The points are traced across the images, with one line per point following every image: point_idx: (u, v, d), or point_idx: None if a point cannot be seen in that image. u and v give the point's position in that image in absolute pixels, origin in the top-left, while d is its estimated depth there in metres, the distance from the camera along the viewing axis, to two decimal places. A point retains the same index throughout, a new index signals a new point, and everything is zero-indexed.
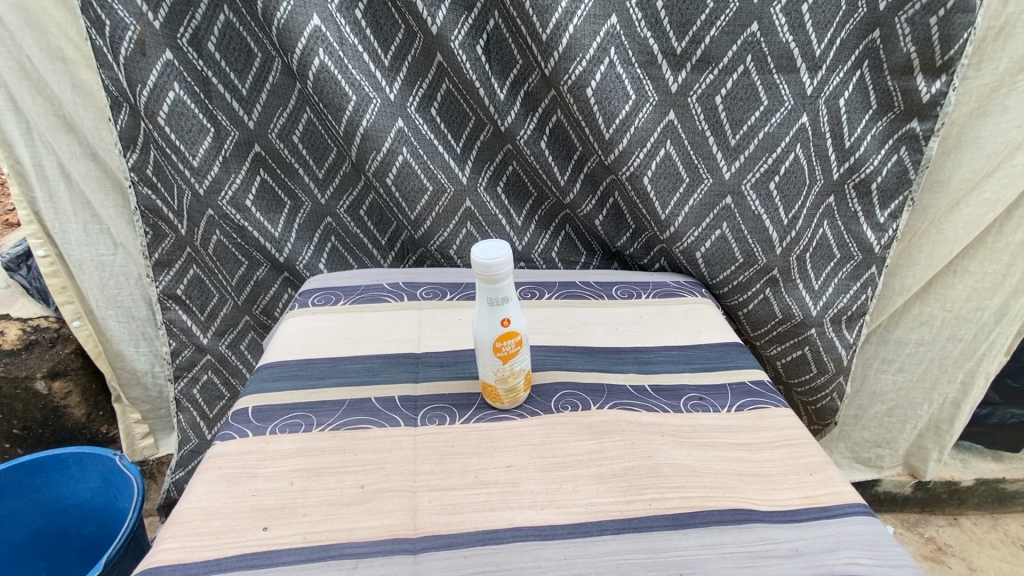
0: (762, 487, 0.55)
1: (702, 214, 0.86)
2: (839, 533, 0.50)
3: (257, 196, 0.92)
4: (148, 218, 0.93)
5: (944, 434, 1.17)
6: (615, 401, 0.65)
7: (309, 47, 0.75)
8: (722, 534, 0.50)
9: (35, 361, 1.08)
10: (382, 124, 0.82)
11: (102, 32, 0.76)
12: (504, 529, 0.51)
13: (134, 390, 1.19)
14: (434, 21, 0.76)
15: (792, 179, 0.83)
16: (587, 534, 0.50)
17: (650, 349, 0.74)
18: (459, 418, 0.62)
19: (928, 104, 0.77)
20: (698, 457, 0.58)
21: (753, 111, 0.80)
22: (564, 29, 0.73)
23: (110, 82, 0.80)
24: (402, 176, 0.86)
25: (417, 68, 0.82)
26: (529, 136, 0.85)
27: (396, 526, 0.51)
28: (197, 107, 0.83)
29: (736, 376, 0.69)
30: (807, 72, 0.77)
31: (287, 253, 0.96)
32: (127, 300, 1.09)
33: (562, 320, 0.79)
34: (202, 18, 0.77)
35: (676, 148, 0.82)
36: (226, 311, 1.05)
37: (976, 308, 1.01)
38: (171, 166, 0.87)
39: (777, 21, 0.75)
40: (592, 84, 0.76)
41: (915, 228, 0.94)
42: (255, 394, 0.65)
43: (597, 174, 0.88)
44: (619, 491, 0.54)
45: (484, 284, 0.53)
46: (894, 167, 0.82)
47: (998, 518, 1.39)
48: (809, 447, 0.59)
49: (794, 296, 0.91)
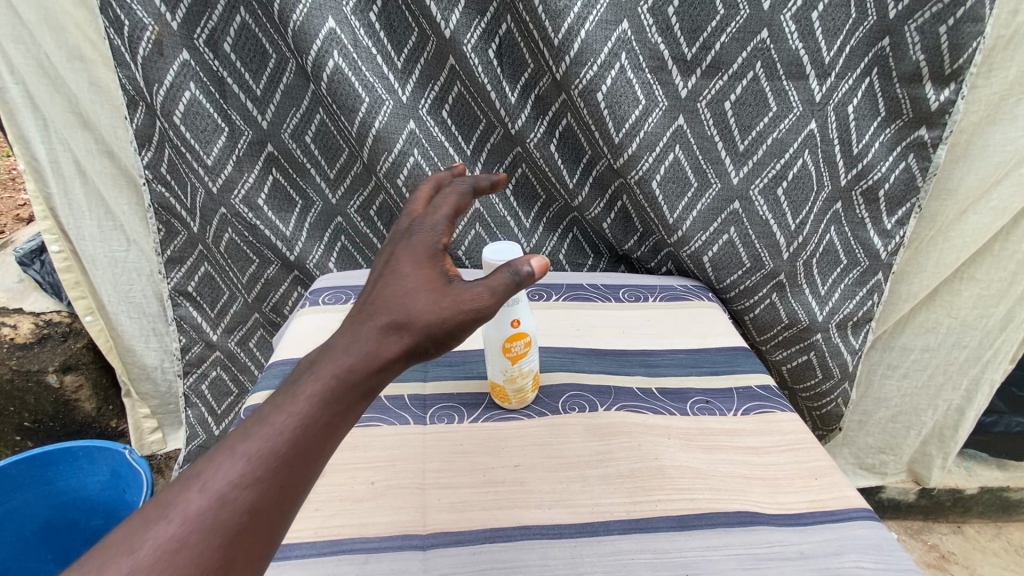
0: (768, 491, 0.55)
1: (711, 218, 0.87)
2: (844, 537, 0.50)
3: (269, 195, 0.93)
4: (161, 216, 0.94)
5: (948, 441, 1.17)
6: (621, 403, 0.65)
7: (324, 49, 0.76)
8: (728, 536, 0.51)
9: (47, 355, 1.11)
10: (394, 126, 0.84)
11: (121, 32, 0.77)
12: (512, 528, 0.51)
13: (144, 385, 1.20)
14: (447, 24, 0.76)
15: (799, 185, 0.84)
16: (594, 534, 0.51)
17: (657, 352, 0.75)
18: (467, 417, 0.63)
19: (936, 113, 0.76)
20: (705, 460, 0.58)
21: (762, 117, 0.80)
22: (576, 34, 0.74)
23: (127, 82, 0.81)
24: (413, 177, 0.88)
25: (430, 71, 0.83)
26: (540, 139, 0.86)
27: (407, 523, 0.52)
28: (212, 107, 0.84)
29: (743, 380, 0.70)
30: (817, 79, 0.77)
31: (298, 252, 0.98)
32: (139, 296, 1.10)
33: (569, 322, 0.80)
34: (219, 19, 0.79)
35: (684, 153, 0.83)
36: (235, 309, 1.06)
37: (981, 316, 1.01)
38: (185, 164, 0.89)
39: (787, 29, 0.75)
40: (603, 88, 0.77)
41: (922, 235, 0.94)
42: (266, 391, 0.67)
43: (606, 177, 0.89)
44: (627, 491, 0.55)
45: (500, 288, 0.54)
46: (902, 175, 0.82)
47: (1000, 527, 1.39)
48: (815, 452, 0.60)
49: (800, 301, 0.92)
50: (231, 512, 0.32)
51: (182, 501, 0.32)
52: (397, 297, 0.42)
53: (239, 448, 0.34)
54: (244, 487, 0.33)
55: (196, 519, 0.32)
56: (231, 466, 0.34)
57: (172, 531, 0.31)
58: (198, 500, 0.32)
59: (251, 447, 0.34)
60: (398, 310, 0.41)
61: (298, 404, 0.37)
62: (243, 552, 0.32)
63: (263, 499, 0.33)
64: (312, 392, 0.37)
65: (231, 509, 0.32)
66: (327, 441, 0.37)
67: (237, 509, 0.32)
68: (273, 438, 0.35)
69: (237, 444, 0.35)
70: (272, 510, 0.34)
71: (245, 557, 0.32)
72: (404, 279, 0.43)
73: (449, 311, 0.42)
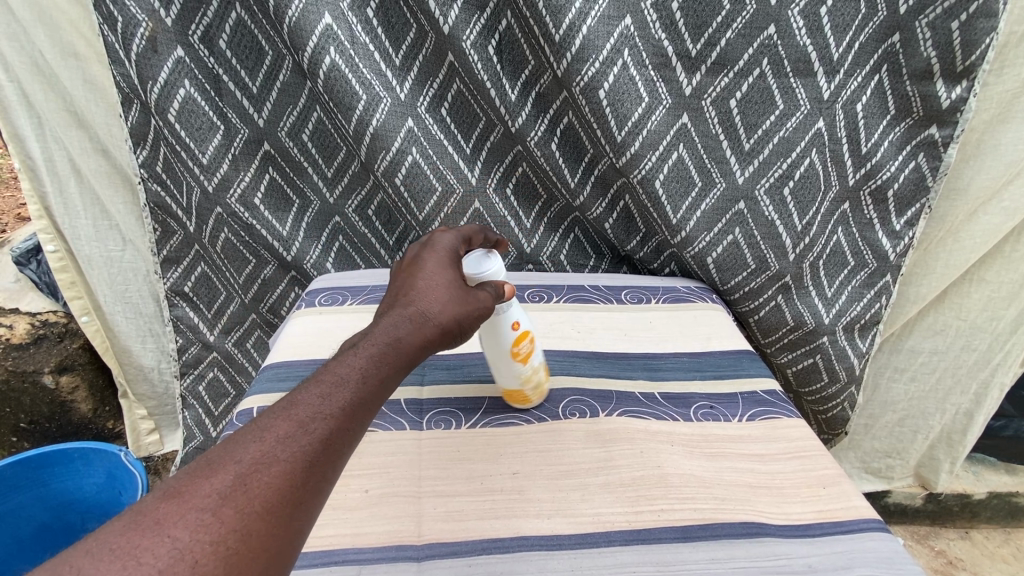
0: (774, 500, 0.53)
1: (715, 218, 0.85)
2: (854, 550, 0.49)
3: (266, 194, 0.92)
4: (157, 215, 0.93)
5: (956, 445, 1.15)
6: (623, 408, 0.64)
7: (320, 46, 0.75)
8: (733, 548, 0.49)
9: (42, 356, 1.10)
10: (391, 124, 0.82)
11: (114, 29, 0.76)
12: (509, 538, 0.50)
13: (140, 386, 1.19)
14: (446, 21, 0.75)
15: (807, 184, 0.82)
16: (594, 545, 0.49)
17: (659, 355, 0.73)
18: (465, 422, 0.62)
19: (947, 111, 0.75)
20: (709, 468, 0.57)
21: (768, 116, 0.79)
22: (577, 29, 0.72)
23: (121, 79, 0.80)
24: (411, 176, 0.86)
25: (428, 68, 0.81)
26: (540, 138, 0.84)
27: (401, 532, 0.50)
28: (207, 105, 0.83)
29: (747, 384, 0.68)
30: (825, 77, 0.76)
31: (295, 252, 0.96)
32: (135, 296, 1.09)
33: (570, 324, 0.78)
34: (214, 15, 0.77)
35: (688, 152, 0.81)
36: (232, 309, 1.04)
37: (992, 318, 0.99)
38: (181, 163, 0.87)
39: (795, 24, 0.73)
40: (605, 86, 0.75)
41: (932, 236, 0.92)
42: (260, 394, 0.65)
43: (608, 176, 0.87)
44: (629, 501, 0.53)
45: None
46: (912, 174, 0.80)
47: (1010, 533, 1.37)
48: (823, 460, 0.58)
49: (805, 304, 0.90)
50: (312, 438, 0.37)
51: (267, 430, 0.36)
52: (428, 291, 0.50)
53: (313, 390, 0.39)
54: (320, 419, 0.38)
55: (284, 438, 0.36)
56: (309, 403, 0.38)
57: (264, 450, 0.35)
58: (284, 425, 0.36)
59: (323, 390, 0.39)
60: (427, 297, 0.49)
61: (361, 361, 0.42)
62: (319, 475, 0.36)
63: (335, 433, 0.38)
64: (368, 352, 0.43)
65: (312, 435, 0.37)
66: (379, 398, 0.42)
67: (316, 437, 0.37)
68: (340, 384, 0.40)
69: (309, 388, 0.40)
70: (344, 443, 0.38)
71: (321, 480, 0.36)
72: (431, 273, 0.51)
73: (473, 296, 0.51)
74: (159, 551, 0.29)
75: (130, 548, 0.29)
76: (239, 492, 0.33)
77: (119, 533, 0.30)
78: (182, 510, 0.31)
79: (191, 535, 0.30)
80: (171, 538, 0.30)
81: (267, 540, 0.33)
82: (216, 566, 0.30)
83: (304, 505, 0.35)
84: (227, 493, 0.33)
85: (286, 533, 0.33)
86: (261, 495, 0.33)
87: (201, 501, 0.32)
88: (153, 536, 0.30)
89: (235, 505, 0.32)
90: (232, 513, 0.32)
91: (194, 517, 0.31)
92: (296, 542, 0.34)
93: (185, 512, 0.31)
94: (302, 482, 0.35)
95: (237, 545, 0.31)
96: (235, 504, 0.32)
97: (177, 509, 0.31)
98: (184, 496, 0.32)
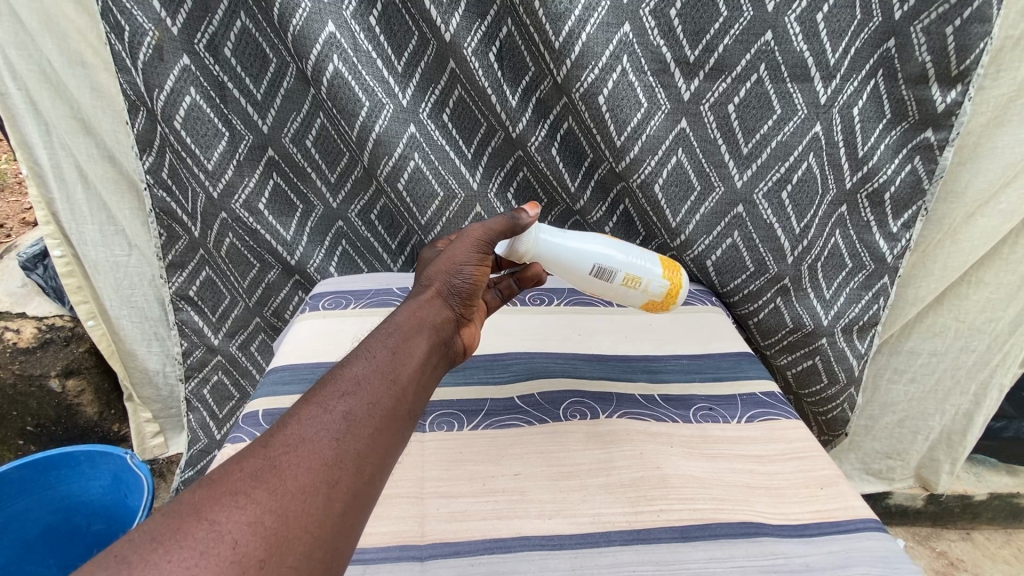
0: (773, 501, 0.54)
1: (714, 222, 0.86)
2: (850, 549, 0.49)
3: (270, 200, 0.93)
4: (162, 220, 0.93)
5: (957, 447, 1.15)
6: (623, 410, 0.65)
7: (323, 54, 0.76)
8: (731, 548, 0.50)
9: (50, 359, 1.11)
10: (394, 130, 0.83)
11: (121, 37, 0.77)
12: (512, 539, 0.50)
13: (145, 390, 1.20)
14: (447, 28, 0.76)
15: (804, 188, 0.83)
16: (595, 544, 0.50)
17: (659, 358, 0.74)
18: (467, 425, 0.62)
19: (943, 114, 0.75)
20: (709, 469, 0.57)
21: (766, 120, 0.79)
22: (577, 37, 0.73)
23: (127, 87, 0.81)
24: (413, 181, 0.87)
25: (430, 75, 0.82)
26: (541, 143, 0.85)
27: (405, 533, 0.51)
28: (212, 111, 0.84)
29: (747, 386, 0.69)
30: (822, 82, 0.76)
31: (299, 256, 0.97)
32: (140, 300, 1.10)
33: (571, 326, 0.79)
34: (220, 24, 0.79)
35: (687, 156, 0.82)
36: (237, 313, 1.05)
37: (990, 319, 1.00)
38: (186, 169, 0.88)
39: (792, 30, 0.74)
40: (604, 92, 0.76)
41: (929, 238, 0.92)
42: (266, 397, 0.66)
43: (608, 181, 0.89)
44: (629, 502, 0.54)
45: (552, 261, 0.64)
46: (908, 177, 0.81)
47: (1010, 534, 1.37)
48: (821, 461, 0.59)
49: (804, 305, 0.91)
50: (335, 416, 0.39)
51: (292, 418, 0.38)
52: (418, 280, 0.56)
53: (332, 377, 0.42)
54: (340, 402, 0.40)
55: (310, 420, 0.38)
56: (330, 388, 0.41)
57: (292, 433, 0.37)
58: (307, 409, 0.39)
59: (340, 374, 0.42)
60: (420, 275, 0.57)
61: (372, 345, 0.46)
62: (351, 453, 0.37)
63: (357, 412, 0.40)
64: (377, 338, 0.47)
65: (335, 414, 0.39)
66: (400, 376, 0.44)
67: (338, 415, 0.39)
68: (354, 366, 0.43)
69: (329, 376, 0.42)
70: (369, 418, 0.40)
71: (354, 457, 0.37)
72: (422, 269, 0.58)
73: (451, 249, 0.57)
74: (199, 535, 0.30)
75: (172, 534, 0.30)
76: (272, 474, 0.34)
77: (161, 523, 0.31)
78: (218, 496, 0.33)
79: (229, 518, 0.32)
80: (210, 521, 0.31)
81: (307, 517, 0.34)
82: (257, 545, 0.31)
83: (341, 481, 0.36)
84: (260, 476, 0.34)
85: (328, 509, 0.35)
86: (295, 476, 0.35)
87: (236, 485, 0.33)
88: (192, 523, 0.31)
89: (269, 487, 0.34)
90: (267, 494, 0.33)
91: (230, 501, 0.32)
92: (340, 515, 0.35)
93: (221, 498, 0.33)
94: (335, 458, 0.36)
95: (276, 523, 0.32)
96: (269, 486, 0.34)
97: (214, 497, 0.33)
98: (221, 483, 0.34)
